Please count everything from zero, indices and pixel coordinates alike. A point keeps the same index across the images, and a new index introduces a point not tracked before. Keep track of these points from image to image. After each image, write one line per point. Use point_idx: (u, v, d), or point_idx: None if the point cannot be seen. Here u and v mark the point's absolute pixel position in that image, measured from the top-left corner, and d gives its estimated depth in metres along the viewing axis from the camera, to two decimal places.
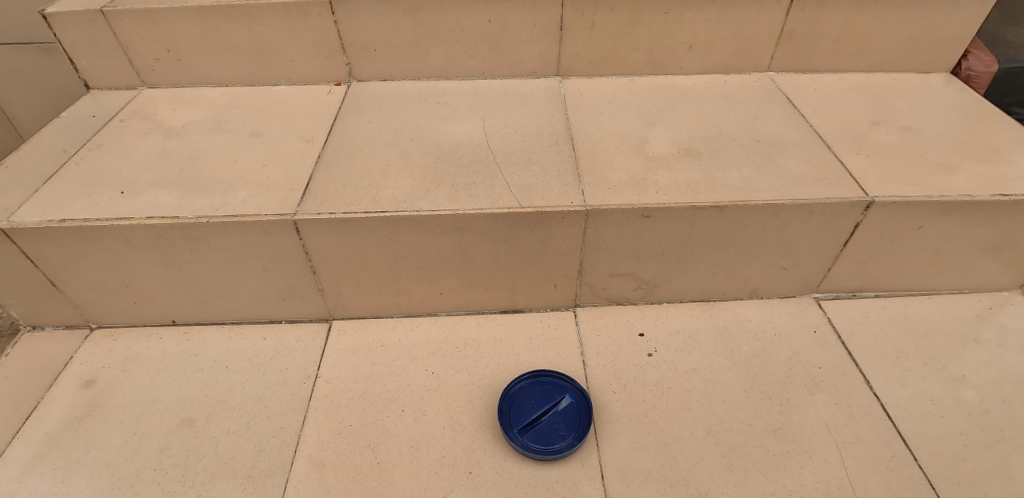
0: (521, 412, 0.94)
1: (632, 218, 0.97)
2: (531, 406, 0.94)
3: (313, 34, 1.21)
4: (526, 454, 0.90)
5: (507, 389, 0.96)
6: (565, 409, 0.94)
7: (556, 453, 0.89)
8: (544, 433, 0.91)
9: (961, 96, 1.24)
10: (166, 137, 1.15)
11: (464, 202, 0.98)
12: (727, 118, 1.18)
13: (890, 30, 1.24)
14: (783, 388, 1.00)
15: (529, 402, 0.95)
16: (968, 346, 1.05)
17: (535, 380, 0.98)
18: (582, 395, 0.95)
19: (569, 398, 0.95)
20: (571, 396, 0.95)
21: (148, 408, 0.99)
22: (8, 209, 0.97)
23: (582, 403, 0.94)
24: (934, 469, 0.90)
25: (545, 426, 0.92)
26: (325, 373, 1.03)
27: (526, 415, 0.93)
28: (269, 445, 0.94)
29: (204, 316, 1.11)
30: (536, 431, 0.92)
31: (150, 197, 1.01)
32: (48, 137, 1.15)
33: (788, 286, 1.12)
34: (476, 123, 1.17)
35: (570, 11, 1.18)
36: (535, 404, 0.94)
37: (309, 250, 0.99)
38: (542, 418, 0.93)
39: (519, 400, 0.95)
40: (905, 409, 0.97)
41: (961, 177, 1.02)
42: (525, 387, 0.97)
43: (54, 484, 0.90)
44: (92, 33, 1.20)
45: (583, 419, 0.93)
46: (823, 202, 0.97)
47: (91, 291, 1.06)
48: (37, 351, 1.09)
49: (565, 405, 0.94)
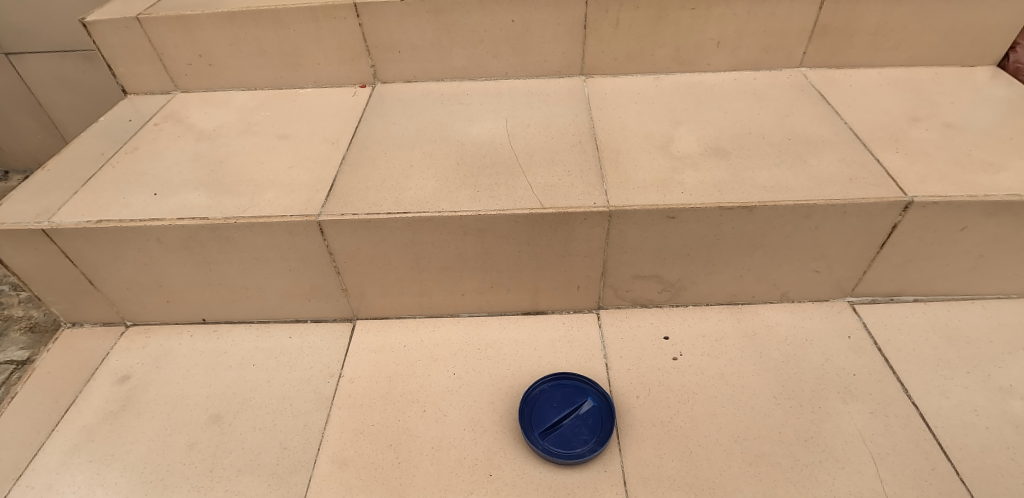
0: (542, 416, 0.93)
1: (656, 219, 0.95)
2: (552, 409, 0.93)
3: (339, 38, 1.22)
4: (546, 457, 0.89)
5: (528, 392, 0.95)
6: (587, 413, 0.93)
7: (577, 458, 0.88)
8: (565, 437, 0.90)
9: (1008, 91, 1.18)
10: (197, 139, 1.18)
11: (485, 202, 0.97)
12: (756, 116, 1.14)
13: (932, 23, 1.19)
14: (814, 395, 0.97)
15: (550, 405, 0.94)
16: (1015, 355, 1.00)
17: (556, 383, 0.97)
18: (605, 398, 0.94)
19: (591, 401, 0.94)
20: (594, 399, 0.95)
21: (179, 403, 1.02)
22: (48, 210, 1.01)
23: (604, 407, 0.93)
24: (977, 484, 0.85)
25: (566, 429, 0.91)
26: (348, 372, 1.04)
27: (547, 419, 0.92)
28: (294, 443, 0.95)
29: (233, 314, 1.13)
30: (557, 434, 0.91)
31: (181, 198, 1.03)
32: (87, 141, 1.19)
33: (821, 290, 1.08)
34: (499, 123, 1.16)
35: (594, 9, 1.17)
36: (556, 407, 0.93)
37: (333, 251, 1.00)
38: (564, 421, 0.92)
39: (540, 403, 0.95)
40: (946, 420, 0.93)
41: (1008, 176, 0.97)
42: (546, 390, 0.96)
43: (89, 475, 0.93)
44: (129, 40, 1.24)
45: (605, 424, 0.91)
46: (858, 203, 0.94)
47: (126, 289, 1.09)
48: (76, 346, 1.13)
49: (587, 409, 0.93)
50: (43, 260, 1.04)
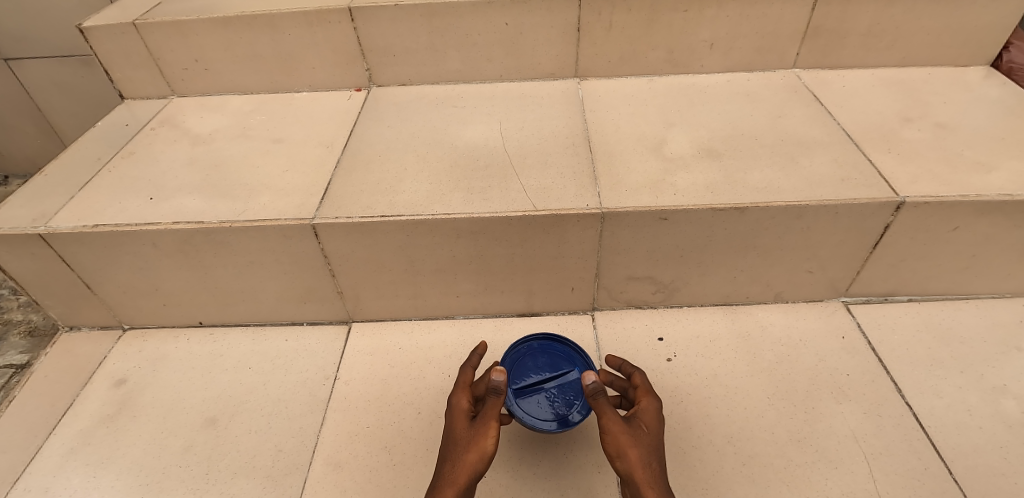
0: (522, 373, 0.91)
1: (648, 221, 0.96)
2: (534, 369, 0.92)
3: (333, 42, 1.23)
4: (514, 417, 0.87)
5: (515, 346, 0.94)
6: (569, 382, 0.91)
7: (543, 427, 0.86)
8: (538, 400, 0.89)
9: (1001, 91, 1.18)
10: (193, 144, 1.19)
11: (478, 204, 0.98)
12: (749, 118, 1.15)
13: (924, 23, 1.19)
14: (807, 395, 0.97)
15: (533, 365, 0.92)
16: (1008, 354, 1.00)
17: (545, 345, 0.95)
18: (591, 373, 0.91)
19: (576, 371, 0.92)
20: (580, 369, 0.92)
21: (175, 406, 1.03)
22: (45, 215, 1.02)
23: None
24: (970, 484, 0.86)
25: (542, 394, 0.89)
26: (343, 374, 1.05)
27: (525, 377, 0.91)
28: (289, 445, 0.96)
29: (229, 318, 1.14)
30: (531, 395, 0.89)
31: (176, 203, 1.04)
32: (84, 146, 1.20)
33: (815, 290, 1.09)
34: (493, 126, 1.17)
35: (587, 11, 1.17)
36: (538, 369, 0.92)
37: (328, 254, 1.01)
38: (543, 385, 0.90)
39: (524, 360, 0.93)
40: (939, 420, 0.93)
41: (1000, 176, 0.97)
42: (533, 349, 0.94)
43: (86, 479, 0.94)
44: (126, 46, 1.25)
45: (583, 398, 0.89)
46: (849, 204, 0.94)
47: (123, 293, 1.10)
48: (73, 350, 1.14)
49: (570, 378, 0.91)
50: (40, 264, 1.04)
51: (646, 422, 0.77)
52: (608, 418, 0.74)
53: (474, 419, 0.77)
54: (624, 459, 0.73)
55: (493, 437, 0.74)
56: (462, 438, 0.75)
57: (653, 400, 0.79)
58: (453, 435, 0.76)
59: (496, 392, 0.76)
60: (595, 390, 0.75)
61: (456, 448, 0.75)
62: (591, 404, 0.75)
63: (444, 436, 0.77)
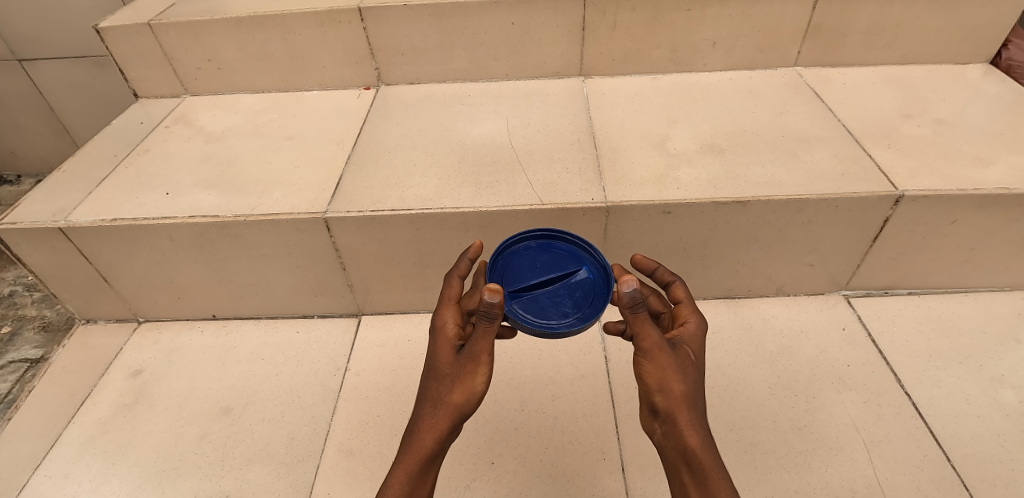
0: (518, 274, 0.81)
1: (652, 214, 0.98)
2: (532, 269, 0.82)
3: (344, 41, 1.25)
4: (511, 318, 0.77)
5: (512, 244, 0.84)
6: (577, 283, 0.81)
7: (545, 328, 0.75)
8: (539, 303, 0.79)
9: (1001, 88, 1.20)
10: (206, 141, 1.22)
11: (485, 199, 1.00)
12: (751, 115, 1.17)
13: (924, 22, 1.21)
14: (809, 385, 0.99)
15: (532, 266, 0.82)
16: (1006, 346, 1.02)
17: (546, 244, 0.85)
18: (601, 272, 0.82)
19: (585, 272, 0.82)
20: (588, 270, 0.82)
21: (190, 396, 1.05)
22: (64, 209, 1.05)
23: (598, 282, 0.81)
24: (968, 471, 0.87)
25: (543, 296, 0.79)
26: (353, 365, 1.07)
27: (526, 281, 0.80)
28: (302, 433, 0.98)
29: (242, 310, 1.16)
30: (530, 298, 0.79)
31: (192, 197, 1.07)
32: (100, 143, 1.23)
33: (816, 283, 1.11)
34: (500, 123, 1.19)
35: (592, 11, 1.20)
36: (538, 270, 0.82)
37: (339, 248, 1.03)
38: (548, 286, 0.80)
39: (522, 260, 0.83)
40: (938, 409, 0.95)
41: (998, 170, 0.99)
42: (532, 248, 0.84)
43: (105, 465, 0.96)
44: (141, 45, 1.28)
45: (592, 298, 0.80)
46: (849, 197, 0.96)
47: (139, 286, 1.12)
48: (90, 342, 1.16)
49: (578, 278, 0.81)
50: (59, 258, 1.07)
51: (690, 349, 0.74)
52: (651, 343, 0.70)
53: (461, 351, 0.72)
54: (667, 393, 0.71)
55: (482, 377, 0.71)
56: (447, 373, 0.72)
57: (697, 324, 0.76)
58: (439, 370, 0.72)
59: (485, 319, 0.68)
60: (636, 303, 0.69)
61: (442, 386, 0.72)
62: (629, 318, 0.70)
63: (427, 367, 0.74)
